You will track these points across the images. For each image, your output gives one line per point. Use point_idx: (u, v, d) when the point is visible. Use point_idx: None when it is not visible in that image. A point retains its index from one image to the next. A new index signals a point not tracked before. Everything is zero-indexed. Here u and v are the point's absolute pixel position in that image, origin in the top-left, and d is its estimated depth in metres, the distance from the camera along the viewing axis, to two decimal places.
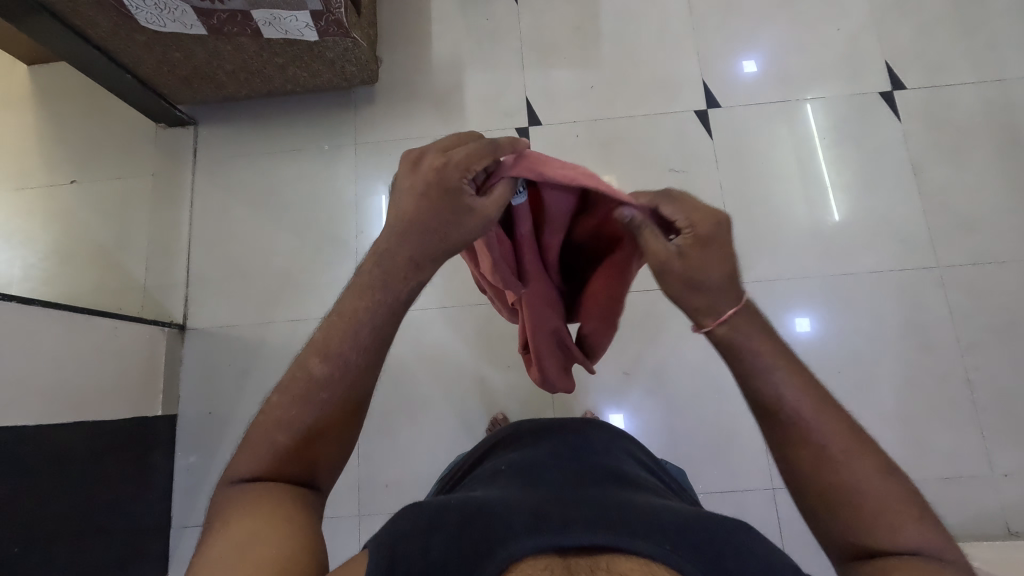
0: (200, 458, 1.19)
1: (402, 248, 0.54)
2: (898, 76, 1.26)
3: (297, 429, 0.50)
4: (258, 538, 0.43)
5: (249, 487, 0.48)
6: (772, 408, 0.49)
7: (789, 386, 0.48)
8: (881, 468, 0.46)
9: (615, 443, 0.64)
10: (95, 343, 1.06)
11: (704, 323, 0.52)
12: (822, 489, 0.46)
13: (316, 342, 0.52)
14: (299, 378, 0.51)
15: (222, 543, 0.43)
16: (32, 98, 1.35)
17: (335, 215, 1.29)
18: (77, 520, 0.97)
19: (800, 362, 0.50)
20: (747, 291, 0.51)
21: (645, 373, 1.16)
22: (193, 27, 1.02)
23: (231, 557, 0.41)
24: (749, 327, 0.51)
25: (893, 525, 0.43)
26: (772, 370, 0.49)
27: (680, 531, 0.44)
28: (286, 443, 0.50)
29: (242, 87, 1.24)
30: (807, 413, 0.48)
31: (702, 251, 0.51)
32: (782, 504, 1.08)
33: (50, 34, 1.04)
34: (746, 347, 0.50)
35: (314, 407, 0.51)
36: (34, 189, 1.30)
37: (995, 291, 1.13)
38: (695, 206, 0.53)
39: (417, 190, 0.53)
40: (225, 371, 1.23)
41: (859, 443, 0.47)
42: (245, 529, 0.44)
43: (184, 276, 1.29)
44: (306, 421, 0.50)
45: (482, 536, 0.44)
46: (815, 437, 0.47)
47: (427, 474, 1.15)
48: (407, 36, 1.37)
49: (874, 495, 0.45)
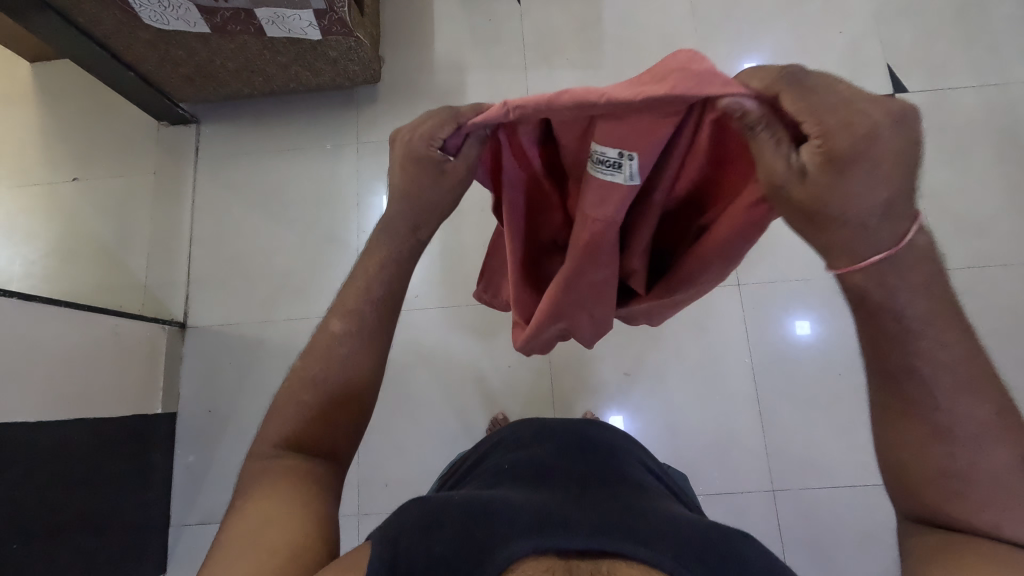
0: (199, 456, 1.19)
1: (407, 220, 0.56)
2: (900, 79, 1.26)
3: (324, 387, 0.52)
4: (272, 522, 0.45)
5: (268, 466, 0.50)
6: (901, 376, 0.42)
7: (935, 357, 0.41)
8: (1015, 458, 0.40)
9: (620, 447, 0.64)
10: (96, 340, 1.06)
11: (834, 267, 0.42)
12: (916, 471, 0.43)
13: (335, 305, 0.55)
14: (321, 341, 0.54)
15: (239, 525, 0.46)
16: (35, 95, 1.35)
17: (336, 215, 1.29)
18: (75, 517, 0.97)
19: (960, 324, 0.42)
20: (913, 223, 0.40)
21: (646, 374, 1.16)
22: (196, 25, 1.02)
23: (246, 543, 0.44)
24: (906, 279, 0.41)
25: (994, 517, 0.40)
26: (920, 335, 0.41)
27: (681, 539, 0.44)
28: (314, 403, 0.52)
29: (245, 86, 1.24)
30: (941, 391, 0.41)
31: (837, 177, 0.38)
32: (783, 506, 1.08)
33: (54, 31, 1.05)
34: (893, 302, 0.41)
35: (338, 362, 0.53)
36: (37, 186, 1.30)
37: (996, 294, 1.13)
38: (843, 98, 0.37)
39: (400, 163, 0.53)
40: (225, 369, 1.22)
41: (999, 427, 0.41)
42: (260, 514, 0.46)
43: (184, 274, 1.28)
44: (333, 377, 0.53)
45: (485, 534, 0.44)
46: (942, 414, 0.42)
47: (426, 474, 1.14)
48: (410, 36, 1.37)
49: (991, 486, 0.40)
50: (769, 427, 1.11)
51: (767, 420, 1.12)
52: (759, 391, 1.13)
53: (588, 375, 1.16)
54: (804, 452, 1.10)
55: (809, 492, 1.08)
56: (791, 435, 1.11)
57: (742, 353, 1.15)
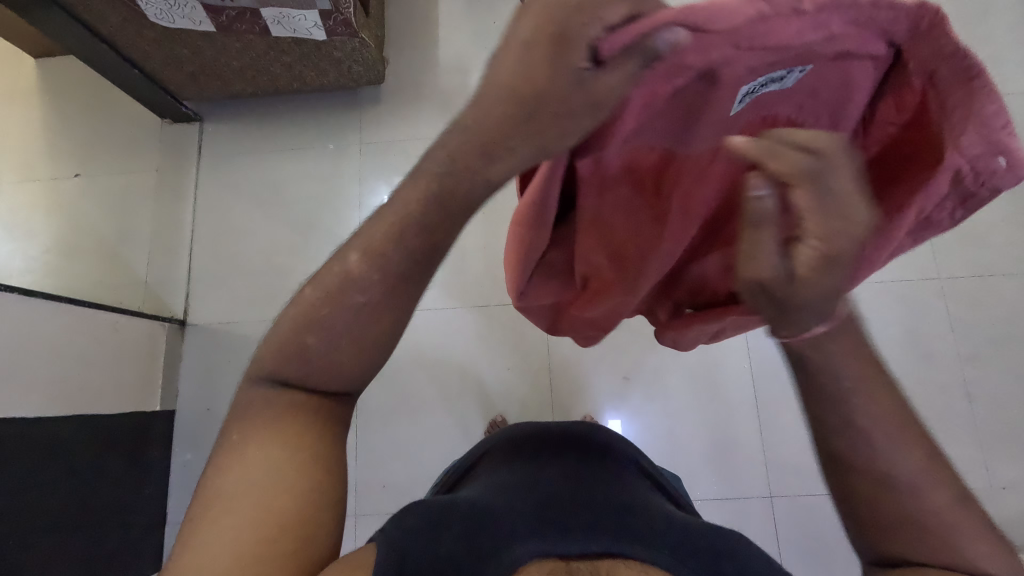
0: (197, 454, 1.19)
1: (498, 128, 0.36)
2: None
3: (336, 339, 0.41)
4: (260, 498, 0.39)
5: (256, 408, 0.42)
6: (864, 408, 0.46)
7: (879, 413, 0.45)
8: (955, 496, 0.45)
9: (618, 445, 0.64)
10: (96, 336, 1.05)
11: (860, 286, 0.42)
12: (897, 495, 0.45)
13: (370, 232, 0.41)
14: (339, 275, 0.41)
15: (222, 492, 0.40)
16: (39, 91, 1.35)
17: (338, 214, 1.29)
18: (72, 514, 0.97)
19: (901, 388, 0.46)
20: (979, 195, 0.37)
21: (645, 378, 1.16)
22: (202, 24, 1.02)
23: (232, 520, 0.38)
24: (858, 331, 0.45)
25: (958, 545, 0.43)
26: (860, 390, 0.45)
27: (676, 535, 0.45)
28: (320, 351, 0.41)
29: (249, 85, 1.24)
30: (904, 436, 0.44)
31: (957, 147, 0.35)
32: (781, 512, 1.08)
33: (60, 28, 1.05)
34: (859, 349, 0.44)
35: (351, 310, 0.41)
36: (39, 182, 1.30)
37: (996, 304, 1.14)
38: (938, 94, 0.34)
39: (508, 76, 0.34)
40: (224, 368, 1.22)
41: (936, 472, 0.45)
42: (241, 482, 0.40)
43: (185, 272, 1.28)
44: (345, 327, 0.41)
45: (487, 538, 0.44)
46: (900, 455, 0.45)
47: (425, 476, 1.14)
48: (415, 37, 1.38)
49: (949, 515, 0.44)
50: (768, 433, 1.11)
51: (766, 426, 1.12)
52: (758, 397, 1.13)
53: (588, 378, 1.16)
54: (803, 460, 1.10)
55: (807, 499, 1.08)
56: (790, 442, 1.11)
57: (742, 359, 1.15)
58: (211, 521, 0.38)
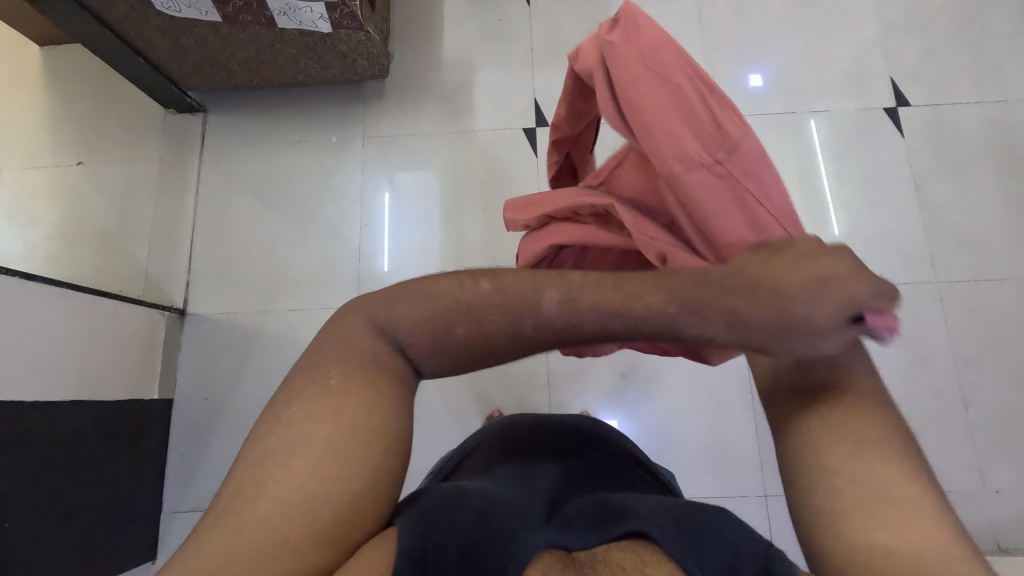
0: (194, 444, 1.19)
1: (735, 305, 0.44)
2: (903, 93, 1.27)
3: (478, 330, 0.45)
4: (308, 504, 0.38)
5: (319, 403, 0.42)
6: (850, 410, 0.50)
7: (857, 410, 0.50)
8: None
9: (616, 438, 0.65)
10: (96, 322, 1.06)
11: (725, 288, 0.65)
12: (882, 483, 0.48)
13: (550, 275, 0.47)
14: (515, 297, 0.46)
15: (258, 491, 0.39)
16: (43, 79, 1.35)
17: (339, 208, 1.29)
18: (68, 498, 0.97)
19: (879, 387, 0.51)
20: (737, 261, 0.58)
21: (642, 376, 1.16)
22: (208, 14, 1.03)
23: (272, 523, 0.37)
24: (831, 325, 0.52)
25: None
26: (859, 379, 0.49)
27: (677, 516, 0.45)
28: (461, 339, 0.45)
29: (253, 77, 1.24)
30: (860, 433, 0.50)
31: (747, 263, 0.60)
32: (775, 512, 1.08)
33: (67, 15, 1.05)
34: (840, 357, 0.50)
35: (513, 323, 0.46)
36: (41, 169, 1.31)
37: (992, 308, 1.14)
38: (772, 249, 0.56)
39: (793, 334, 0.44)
40: (223, 358, 1.23)
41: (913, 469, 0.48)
42: (285, 487, 0.39)
43: (186, 261, 1.29)
44: (495, 327, 0.46)
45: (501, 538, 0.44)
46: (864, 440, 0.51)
47: (421, 469, 1.14)
48: (420, 33, 1.38)
49: None
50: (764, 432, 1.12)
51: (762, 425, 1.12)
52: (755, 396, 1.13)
53: (585, 375, 1.17)
54: None
55: None
56: None
57: None
58: (245, 523, 0.37)
